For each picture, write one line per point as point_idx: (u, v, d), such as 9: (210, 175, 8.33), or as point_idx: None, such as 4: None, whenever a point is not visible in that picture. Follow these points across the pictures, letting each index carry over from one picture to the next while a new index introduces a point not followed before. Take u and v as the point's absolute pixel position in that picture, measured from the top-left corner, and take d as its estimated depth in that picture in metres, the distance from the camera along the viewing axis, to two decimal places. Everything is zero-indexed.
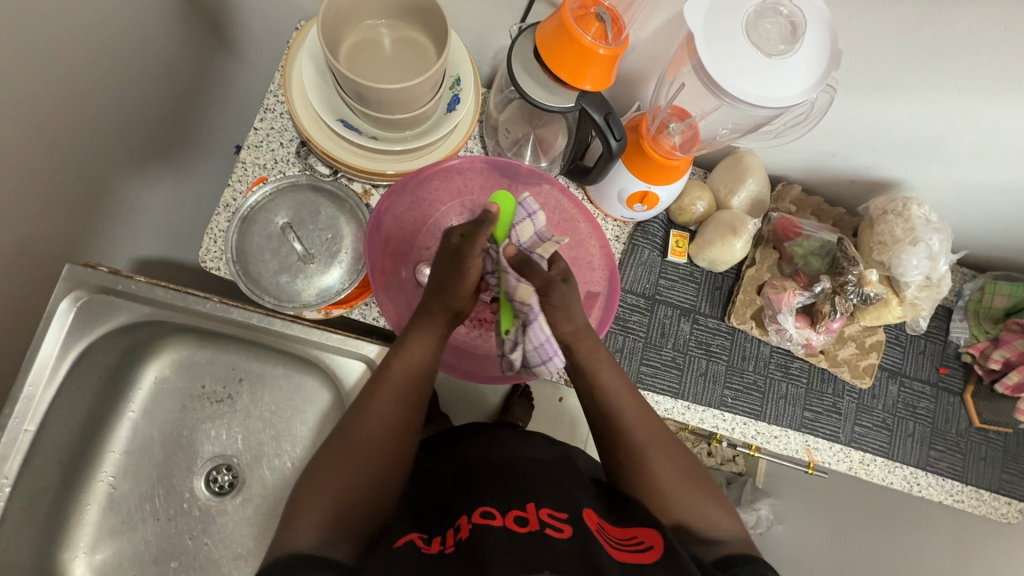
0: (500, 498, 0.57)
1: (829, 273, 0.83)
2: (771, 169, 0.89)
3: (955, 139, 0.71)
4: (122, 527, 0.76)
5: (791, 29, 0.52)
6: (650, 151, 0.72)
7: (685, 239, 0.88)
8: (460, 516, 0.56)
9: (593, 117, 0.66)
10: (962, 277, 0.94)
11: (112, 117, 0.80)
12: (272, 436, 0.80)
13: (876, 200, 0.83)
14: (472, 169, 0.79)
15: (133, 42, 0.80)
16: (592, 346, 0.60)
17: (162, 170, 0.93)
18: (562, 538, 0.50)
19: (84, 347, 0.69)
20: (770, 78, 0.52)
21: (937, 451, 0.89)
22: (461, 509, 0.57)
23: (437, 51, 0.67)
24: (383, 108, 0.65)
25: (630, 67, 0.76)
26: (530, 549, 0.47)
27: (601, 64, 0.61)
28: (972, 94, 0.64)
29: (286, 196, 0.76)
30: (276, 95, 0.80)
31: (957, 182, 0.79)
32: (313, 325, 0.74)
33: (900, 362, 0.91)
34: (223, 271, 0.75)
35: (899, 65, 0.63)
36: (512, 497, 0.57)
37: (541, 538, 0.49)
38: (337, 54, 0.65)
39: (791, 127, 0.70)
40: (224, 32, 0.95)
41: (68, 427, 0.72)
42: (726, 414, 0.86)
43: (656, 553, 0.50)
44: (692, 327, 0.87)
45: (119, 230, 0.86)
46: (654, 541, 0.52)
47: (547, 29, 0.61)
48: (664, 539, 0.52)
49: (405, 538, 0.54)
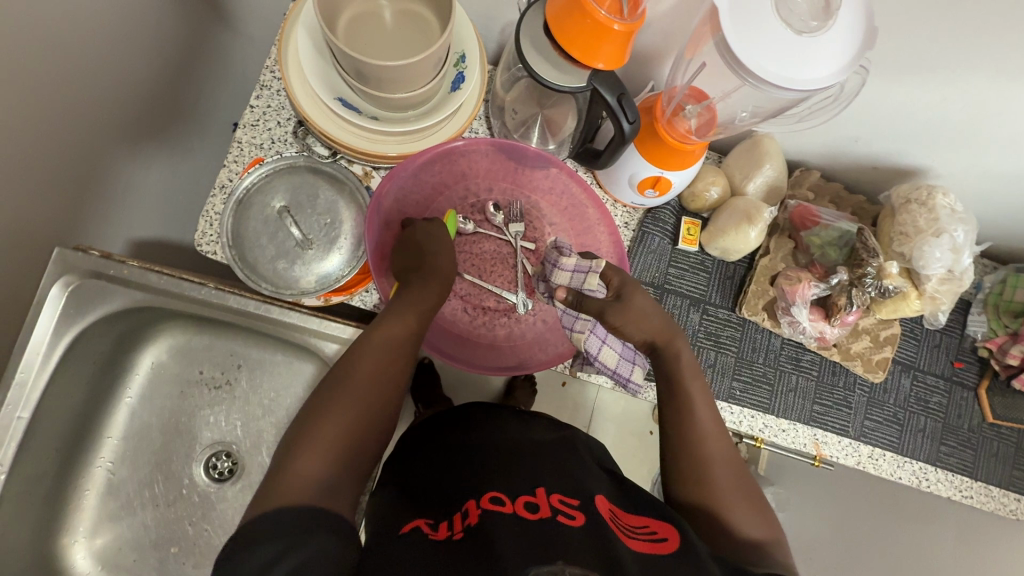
0: (509, 483, 0.56)
1: (846, 264, 0.80)
2: (790, 154, 0.85)
3: (988, 125, 0.67)
4: (121, 513, 0.75)
5: (823, 5, 0.48)
6: (663, 133, 0.68)
7: (697, 227, 0.85)
8: (469, 500, 0.54)
9: (605, 98, 0.62)
10: (982, 269, 0.91)
11: (104, 92, 0.77)
12: (271, 423, 0.79)
13: (899, 188, 0.80)
14: (478, 151, 0.76)
15: (123, 14, 0.76)
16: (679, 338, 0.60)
17: (159, 149, 0.90)
18: (574, 526, 0.48)
19: (77, 332, 0.68)
20: (799, 58, 0.48)
21: (948, 446, 0.88)
22: (470, 492, 0.55)
23: (441, 25, 0.63)
24: (384, 87, 0.61)
25: (645, 44, 0.71)
26: (543, 539, 0.46)
27: (615, 41, 0.57)
28: (1012, 77, 0.60)
29: (283, 178, 0.74)
30: (272, 71, 0.76)
31: (985, 170, 0.75)
32: (312, 313, 0.72)
33: (914, 355, 0.88)
34: (219, 255, 0.73)
35: (935, 44, 0.59)
36: (520, 483, 0.55)
37: (552, 526, 0.48)
38: (335, 29, 0.61)
39: (818, 110, 0.66)
40: (219, 3, 0.90)
41: (64, 413, 0.71)
42: (734, 407, 0.84)
43: (671, 546, 0.48)
44: (701, 317, 0.85)
45: (113, 212, 0.83)
46: (668, 533, 0.50)
47: (559, 1, 0.57)
48: (679, 531, 0.50)
49: (410, 525, 0.53)
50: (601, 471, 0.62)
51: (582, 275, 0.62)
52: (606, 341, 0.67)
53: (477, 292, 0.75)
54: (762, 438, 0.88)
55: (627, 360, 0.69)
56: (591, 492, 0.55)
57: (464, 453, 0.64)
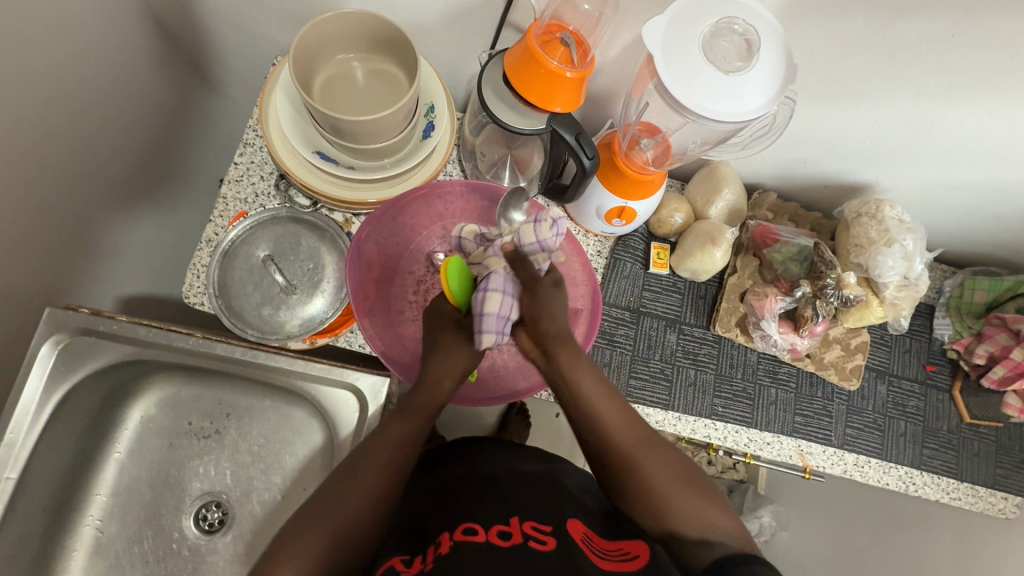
0: (485, 510, 0.58)
1: (808, 278, 0.84)
2: (747, 178, 0.91)
3: (919, 141, 0.73)
4: (110, 572, 0.74)
5: (746, 47, 0.54)
6: (623, 167, 0.73)
7: (666, 251, 0.89)
8: (442, 532, 0.56)
9: (564, 137, 0.67)
10: (942, 273, 0.95)
11: (92, 155, 0.81)
12: (261, 469, 0.79)
13: (850, 203, 0.85)
14: (452, 192, 0.79)
15: (114, 85, 0.82)
16: (574, 352, 0.55)
17: (145, 207, 0.93)
18: (545, 551, 0.51)
19: (67, 389, 0.69)
20: (731, 94, 0.53)
21: (930, 449, 0.89)
22: (445, 524, 0.57)
23: (408, 80, 0.68)
24: (358, 139, 0.66)
25: (600, 87, 0.77)
26: (515, 564, 0.49)
27: (569, 87, 0.62)
28: (930, 96, 0.66)
29: (267, 229, 0.77)
30: (254, 130, 0.81)
31: (927, 182, 0.80)
32: (297, 356, 0.75)
33: (886, 361, 0.91)
34: (206, 306, 0.75)
35: (855, 73, 0.65)
36: (495, 510, 0.58)
37: (524, 551, 0.51)
38: (311, 90, 0.67)
39: (758, 138, 0.71)
40: (203, 69, 0.96)
41: (53, 472, 0.71)
42: (718, 423, 0.86)
43: (641, 562, 0.53)
44: (678, 337, 0.88)
45: (101, 271, 0.86)
46: (638, 551, 0.55)
47: (514, 55, 0.63)
48: (650, 548, 0.55)
49: (388, 564, 0.55)
50: (584, 497, 0.64)
51: (536, 250, 0.57)
52: (505, 291, 0.54)
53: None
54: (749, 453, 0.90)
55: (500, 323, 0.53)
56: (565, 515, 0.57)
57: (445, 486, 0.65)
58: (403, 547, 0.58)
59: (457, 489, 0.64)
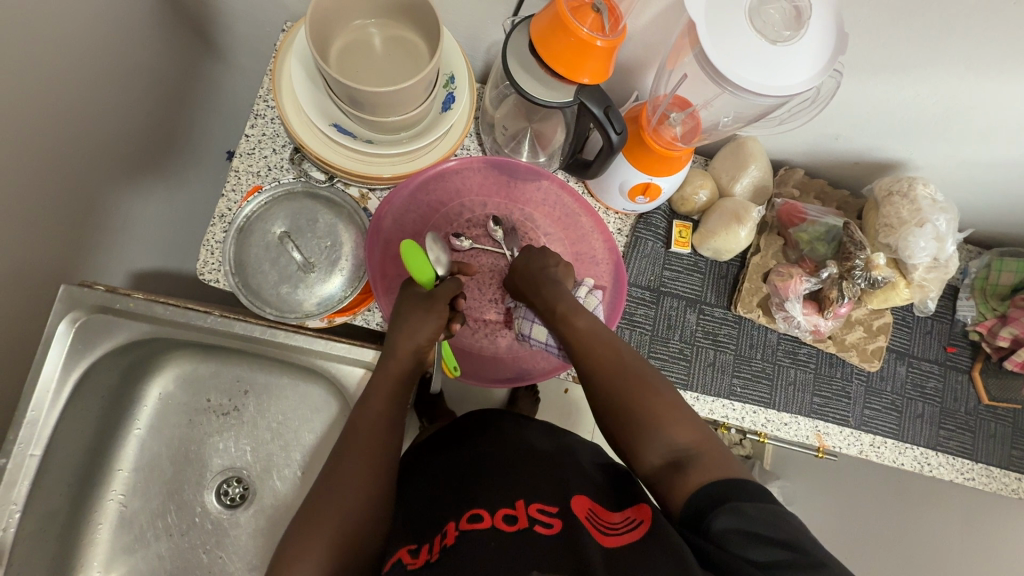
0: (484, 494, 0.58)
1: (835, 258, 0.82)
2: (773, 154, 0.88)
3: (960, 118, 0.70)
4: (135, 544, 0.75)
5: (794, 15, 0.51)
6: (650, 142, 0.70)
7: (688, 230, 0.87)
8: (448, 521, 0.56)
9: (592, 111, 0.64)
10: (968, 255, 0.93)
11: (100, 126, 0.78)
12: (280, 446, 0.79)
13: (881, 181, 0.82)
14: (470, 168, 0.78)
15: (120, 53, 0.78)
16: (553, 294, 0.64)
17: (153, 181, 0.91)
18: (548, 535, 0.51)
19: (86, 366, 0.69)
20: (776, 66, 0.51)
21: (947, 430, 0.89)
22: (451, 512, 0.57)
23: (429, 48, 0.65)
24: (376, 111, 0.63)
25: (628, 57, 0.74)
26: (517, 550, 0.49)
27: (599, 56, 0.59)
28: (979, 71, 0.63)
29: (282, 204, 0.75)
30: (266, 100, 0.78)
31: (962, 160, 0.77)
32: (316, 334, 0.73)
33: (907, 343, 0.90)
34: (222, 283, 0.74)
35: (901, 45, 0.62)
36: (494, 494, 0.58)
37: (527, 537, 0.51)
38: (327, 58, 0.63)
39: (797, 113, 0.69)
40: (210, 35, 0.92)
41: (76, 448, 0.72)
42: (736, 403, 0.86)
43: (643, 528, 0.51)
44: (698, 317, 0.87)
45: (113, 246, 0.84)
46: (642, 515, 0.53)
47: (542, 21, 0.60)
48: (652, 511, 0.53)
49: (394, 559, 0.55)
50: (590, 467, 0.64)
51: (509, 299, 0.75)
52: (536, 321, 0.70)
53: (479, 307, 0.77)
54: (764, 433, 0.90)
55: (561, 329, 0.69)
56: (569, 493, 0.57)
57: (448, 469, 0.66)
58: (412, 535, 0.58)
59: (465, 474, 0.63)
